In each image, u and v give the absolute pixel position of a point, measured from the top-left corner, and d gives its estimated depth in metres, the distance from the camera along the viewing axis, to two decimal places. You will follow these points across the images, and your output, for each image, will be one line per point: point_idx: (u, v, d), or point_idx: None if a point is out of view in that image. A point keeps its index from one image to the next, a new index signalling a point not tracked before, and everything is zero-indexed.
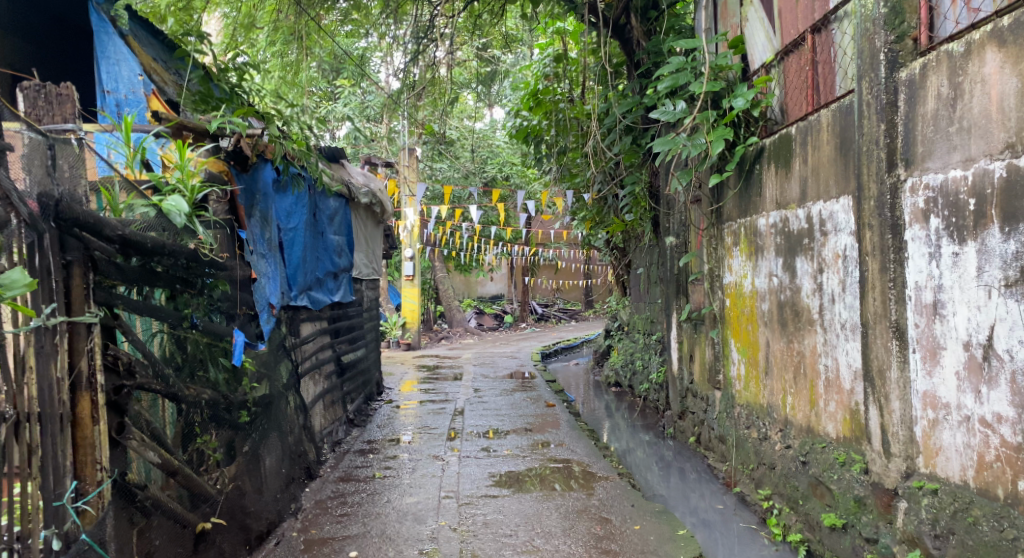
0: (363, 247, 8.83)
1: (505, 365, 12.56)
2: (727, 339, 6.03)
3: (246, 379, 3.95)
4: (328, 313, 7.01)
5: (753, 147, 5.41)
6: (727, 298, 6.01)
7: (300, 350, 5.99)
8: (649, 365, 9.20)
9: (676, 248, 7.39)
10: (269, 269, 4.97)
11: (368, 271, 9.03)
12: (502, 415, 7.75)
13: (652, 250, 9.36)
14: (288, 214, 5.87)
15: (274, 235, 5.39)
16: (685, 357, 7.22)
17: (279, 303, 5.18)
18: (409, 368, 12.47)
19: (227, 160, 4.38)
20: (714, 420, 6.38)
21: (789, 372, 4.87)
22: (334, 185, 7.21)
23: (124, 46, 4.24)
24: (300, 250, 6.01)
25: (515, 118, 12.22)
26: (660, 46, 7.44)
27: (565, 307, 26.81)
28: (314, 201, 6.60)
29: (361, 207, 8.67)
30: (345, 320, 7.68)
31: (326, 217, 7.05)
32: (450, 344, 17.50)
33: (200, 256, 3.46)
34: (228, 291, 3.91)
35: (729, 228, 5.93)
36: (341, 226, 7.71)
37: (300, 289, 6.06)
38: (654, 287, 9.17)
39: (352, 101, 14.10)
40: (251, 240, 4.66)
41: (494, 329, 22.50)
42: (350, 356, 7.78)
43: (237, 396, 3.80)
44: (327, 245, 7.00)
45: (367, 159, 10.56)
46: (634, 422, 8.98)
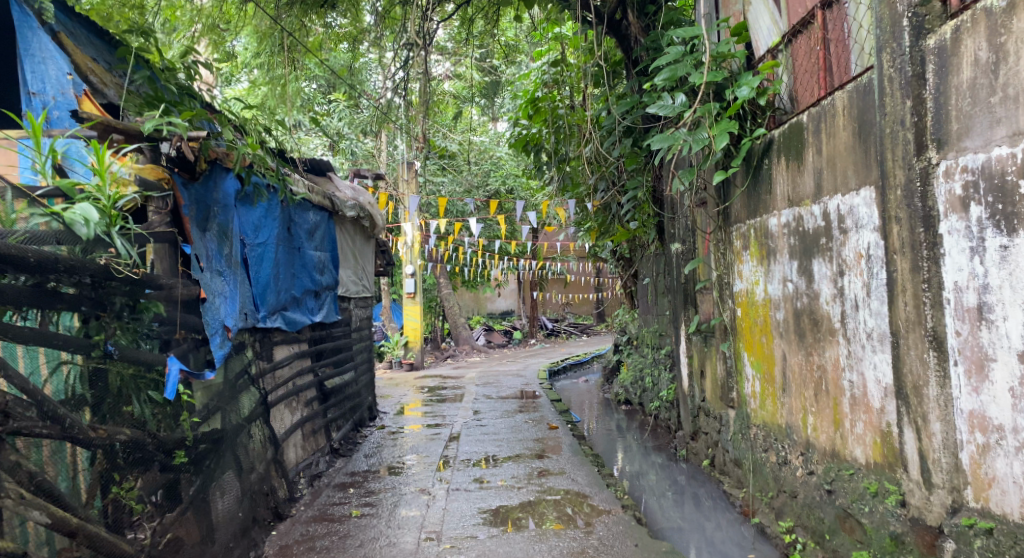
0: (351, 263, 8.41)
1: (510, 384, 12.06)
2: (739, 353, 5.51)
3: (186, 414, 3.47)
4: (307, 334, 6.63)
5: (760, 140, 4.91)
6: (738, 308, 5.50)
7: (269, 377, 5.56)
8: (658, 381, 8.67)
9: (682, 255, 6.91)
10: (225, 288, 4.60)
11: (356, 289, 8.60)
12: (501, 439, 7.24)
13: (658, 259, 8.88)
14: (255, 228, 5.52)
15: (235, 251, 5.03)
16: (696, 372, 6.69)
17: (240, 324, 4.80)
18: (409, 390, 12.00)
19: (168, 166, 4.00)
20: (728, 441, 5.84)
21: (809, 388, 4.34)
22: (312, 198, 6.84)
23: (50, 43, 3.91)
24: (270, 267, 5.66)
25: (514, 127, 11.84)
26: (659, 41, 7.00)
27: (576, 322, 26.37)
28: (287, 215, 6.25)
29: (348, 221, 8.26)
30: (329, 342, 7.27)
31: (303, 231, 6.70)
32: (456, 363, 17.01)
33: (115, 274, 3.05)
34: (161, 314, 3.45)
35: (737, 230, 5.43)
36: (323, 241, 7.34)
37: (270, 309, 5.69)
38: (661, 298, 8.67)
39: (347, 116, 13.77)
40: (202, 257, 4.30)
41: (504, 346, 22.07)
42: (336, 380, 7.36)
43: (171, 435, 3.34)
44: (304, 261, 6.64)
45: (358, 172, 10.18)
46: (645, 442, 8.44)
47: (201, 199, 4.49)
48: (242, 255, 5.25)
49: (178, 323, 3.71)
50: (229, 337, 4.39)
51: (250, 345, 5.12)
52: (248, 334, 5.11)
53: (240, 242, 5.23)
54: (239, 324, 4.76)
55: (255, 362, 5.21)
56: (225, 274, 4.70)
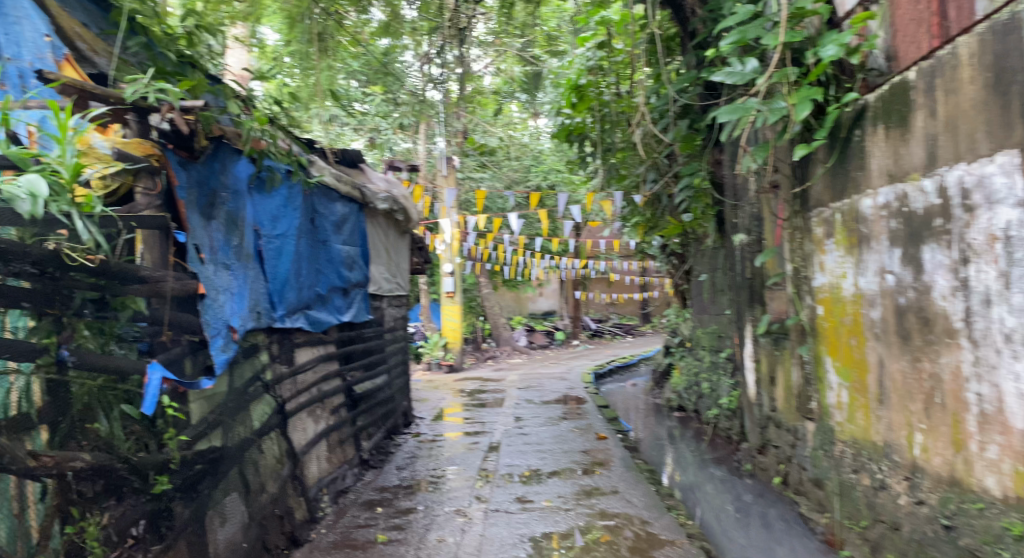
0: (383, 260, 7.87)
1: (553, 388, 11.44)
2: (819, 356, 4.78)
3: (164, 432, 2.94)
4: (335, 336, 6.09)
5: (850, 108, 4.19)
6: (819, 306, 4.77)
7: (288, 383, 5.01)
8: (717, 387, 7.97)
9: (747, 247, 6.22)
10: (232, 284, 4.06)
11: (389, 287, 8.05)
12: (544, 451, 6.61)
13: (716, 253, 8.18)
14: (273, 219, 4.99)
15: (248, 242, 4.49)
16: (765, 379, 5.98)
17: (252, 324, 4.25)
18: (447, 394, 11.44)
19: (161, 142, 3.45)
20: (806, 457, 5.10)
21: (915, 401, 3.60)
22: (340, 188, 6.30)
23: (26, 2, 3.53)
24: (290, 261, 5.12)
25: (557, 116, 11.26)
26: (720, 10, 6.33)
27: (621, 323, 25.67)
28: (311, 205, 5.72)
29: (380, 215, 7.74)
30: (359, 343, 6.71)
31: (330, 224, 6.16)
32: (498, 365, 16.43)
33: (68, 264, 2.54)
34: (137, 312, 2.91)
35: (818, 215, 4.71)
36: (352, 235, 6.80)
37: (291, 308, 5.14)
38: (720, 296, 7.97)
39: (384, 109, 13.34)
40: (203, 247, 3.76)
41: (546, 347, 21.47)
42: (367, 384, 6.80)
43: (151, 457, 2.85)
44: (330, 256, 6.09)
45: (393, 162, 9.67)
46: (703, 453, 7.73)
47: (205, 183, 3.95)
48: (257, 247, 4.71)
49: (164, 321, 3.11)
50: (237, 338, 3.84)
51: (264, 347, 4.57)
52: (262, 335, 4.56)
53: (253, 233, 4.68)
54: (250, 325, 4.21)
55: (271, 367, 4.66)
56: (234, 267, 4.16)
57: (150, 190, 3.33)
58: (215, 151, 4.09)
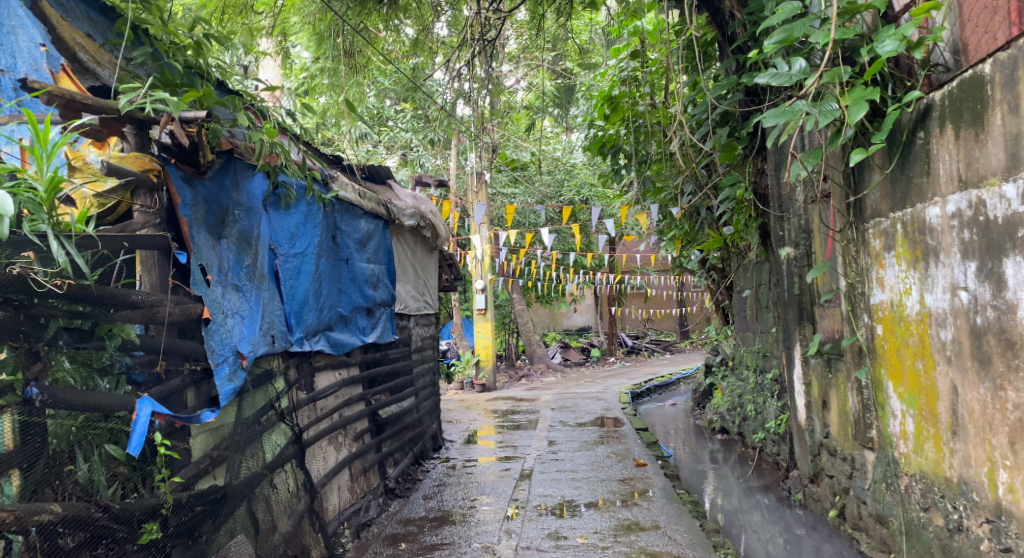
0: (410, 278, 7.62)
1: (589, 408, 11.08)
2: (879, 380, 4.39)
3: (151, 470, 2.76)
4: (358, 358, 5.82)
5: (911, 110, 3.82)
6: (877, 325, 4.37)
7: (307, 410, 4.74)
8: (763, 409, 7.56)
9: (796, 261, 5.84)
10: (242, 308, 3.80)
11: (416, 306, 7.79)
12: (579, 479, 6.26)
13: (760, 268, 7.79)
14: (291, 236, 4.74)
15: (263, 261, 4.23)
16: (817, 403, 5.57)
17: (266, 348, 4.00)
18: (479, 414, 11.15)
19: (162, 156, 3.21)
20: (865, 490, 4.70)
21: (1001, 434, 3.22)
22: (364, 205, 6.05)
23: (21, 8, 3.27)
24: (309, 281, 4.87)
25: (589, 128, 10.99)
26: (761, 12, 6.00)
27: (658, 338, 25.22)
28: (332, 222, 5.47)
29: (407, 231, 7.49)
30: (384, 365, 6.45)
31: (353, 241, 5.91)
32: (532, 384, 16.12)
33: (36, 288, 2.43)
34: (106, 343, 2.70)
35: (875, 226, 4.33)
36: (377, 253, 6.55)
37: (310, 329, 4.88)
38: (765, 313, 7.58)
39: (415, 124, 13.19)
40: (211, 269, 3.51)
41: (581, 364, 21.12)
42: (393, 408, 6.52)
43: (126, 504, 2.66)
44: (353, 275, 5.84)
45: (422, 178, 9.45)
46: (748, 480, 7.32)
47: (214, 200, 3.71)
48: (273, 266, 4.46)
49: (160, 349, 2.95)
50: (247, 365, 3.58)
51: (279, 373, 4.31)
52: (277, 360, 4.29)
53: (268, 252, 4.43)
54: (264, 350, 3.96)
55: (286, 394, 4.40)
56: (246, 288, 3.90)
57: (147, 208, 3.14)
58: (226, 166, 3.85)
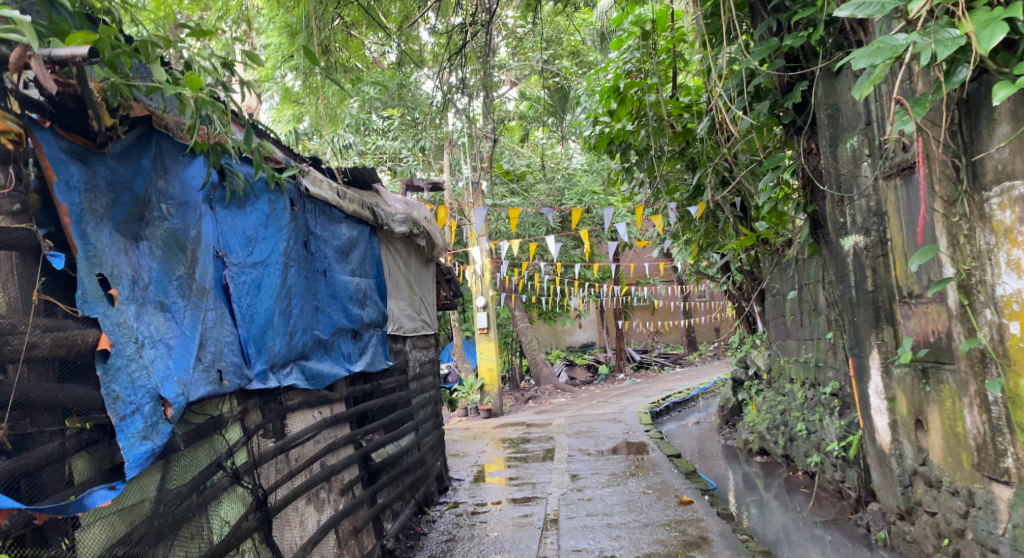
0: (404, 294, 6.63)
1: (608, 432, 10.07)
2: (1017, 395, 3.37)
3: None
4: (343, 392, 4.80)
5: None
6: (1010, 322, 3.36)
7: (272, 465, 3.70)
8: (818, 428, 6.55)
9: (870, 251, 4.85)
10: (169, 333, 2.82)
11: (413, 326, 6.78)
12: (617, 525, 5.23)
13: (806, 266, 6.81)
14: (246, 241, 3.75)
15: (209, 272, 3.24)
16: (907, 422, 4.56)
17: (209, 387, 3.01)
18: (488, 444, 10.11)
19: (28, 115, 2.36)
20: (995, 536, 3.68)
21: None
22: (344, 206, 5.08)
23: None
24: (273, 297, 3.86)
25: (594, 125, 10.08)
26: None
27: (666, 352, 24.30)
28: (304, 224, 4.47)
29: (398, 239, 6.51)
30: (377, 398, 5.45)
31: (332, 249, 4.91)
32: (541, 406, 15.10)
33: None
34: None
35: (1004, 192, 3.32)
36: (364, 264, 5.57)
37: (277, 360, 3.87)
38: (816, 317, 6.60)
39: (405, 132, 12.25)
40: (117, 280, 2.56)
41: (589, 382, 20.14)
42: (389, 449, 5.51)
43: None
44: (333, 290, 4.82)
45: (415, 182, 8.47)
46: (808, 511, 6.29)
47: (126, 187, 2.74)
48: (222, 279, 3.46)
49: (8, 403, 2.15)
50: (174, 415, 2.65)
51: (230, 420, 3.30)
52: (226, 402, 3.24)
53: (216, 261, 3.45)
54: (206, 390, 2.97)
55: (242, 446, 3.39)
56: (179, 308, 2.92)
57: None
58: (143, 142, 2.89)
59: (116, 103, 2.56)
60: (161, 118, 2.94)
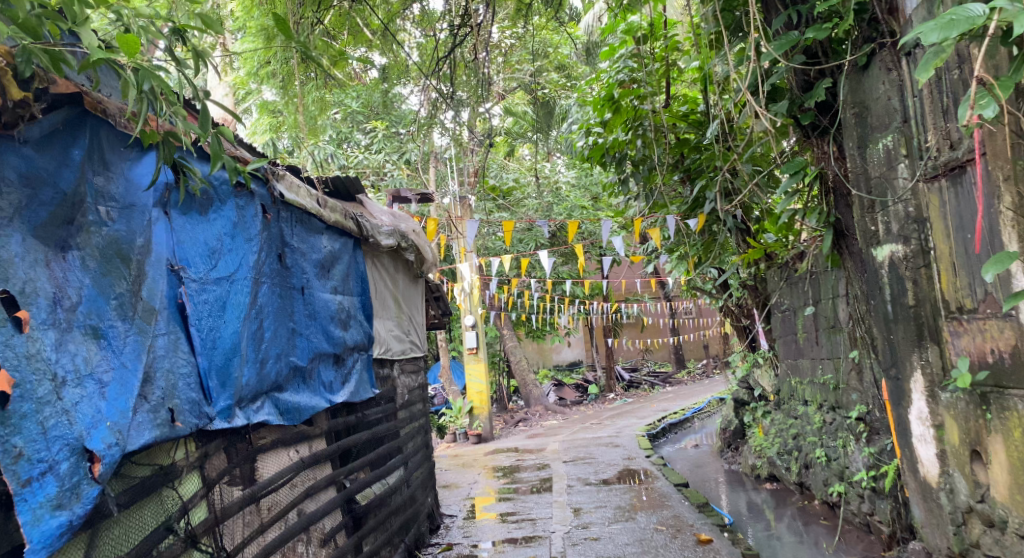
0: (390, 313, 6.09)
1: (607, 458, 9.55)
2: None
3: None
4: (322, 427, 4.23)
5: None
6: None
7: (233, 521, 3.13)
8: (840, 456, 6.06)
9: (910, 260, 4.38)
10: (110, 366, 2.34)
11: (400, 349, 6.23)
12: None
13: (823, 279, 6.35)
14: (209, 254, 3.20)
15: (161, 290, 2.71)
16: (959, 454, 4.06)
17: (157, 431, 2.52)
18: (479, 473, 9.55)
19: None
20: None
21: None
22: (324, 216, 4.54)
23: None
24: (241, 319, 3.30)
25: (587, 135, 9.64)
26: None
27: (655, 370, 23.84)
28: (278, 235, 3.92)
29: (384, 254, 5.98)
30: (362, 431, 4.89)
31: (311, 263, 4.36)
32: (531, 430, 14.54)
33: None
34: None
35: None
36: (347, 281, 5.02)
37: (245, 395, 3.30)
38: (836, 335, 6.12)
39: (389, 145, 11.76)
40: (33, 301, 2.12)
41: (578, 403, 19.62)
42: (375, 488, 4.96)
43: None
44: (313, 309, 4.27)
45: (401, 194, 7.93)
46: (834, 547, 5.77)
47: (48, 183, 2.25)
48: (177, 297, 2.90)
49: None
50: (102, 473, 2.19)
51: (185, 470, 2.78)
52: (170, 448, 2.66)
53: (171, 277, 2.90)
54: (153, 435, 2.48)
55: (202, 500, 2.86)
56: (121, 333, 2.43)
57: None
58: (79, 130, 2.41)
59: (29, 72, 2.14)
60: (91, 96, 2.45)
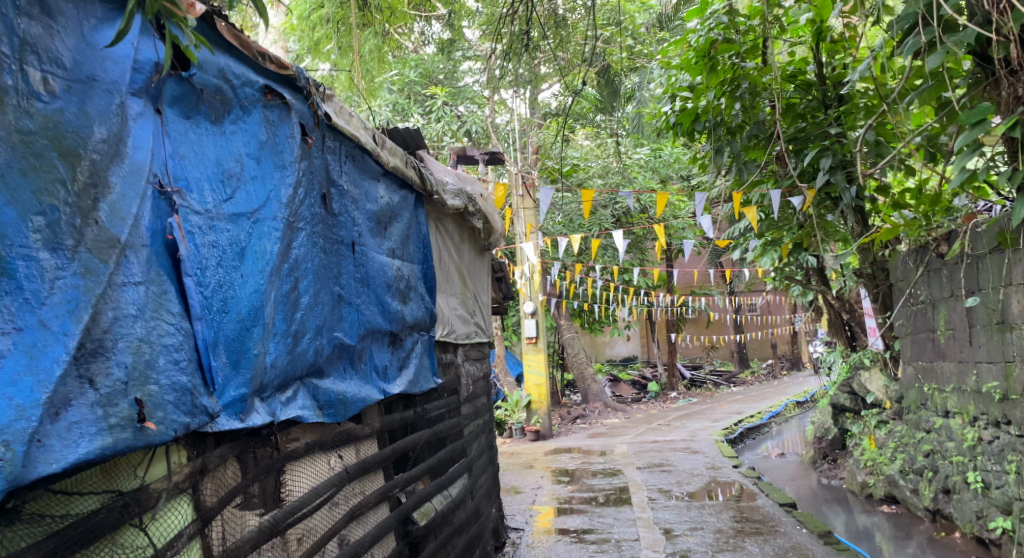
0: (455, 288, 5.09)
1: (686, 467, 8.45)
2: None
3: None
4: (375, 425, 3.26)
5: None
6: None
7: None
8: (1008, 483, 4.90)
9: None
10: (22, 332, 1.49)
11: (465, 331, 5.23)
12: None
13: (986, 264, 5.16)
14: (222, 178, 2.22)
15: (136, 215, 1.79)
16: None
17: (109, 440, 1.63)
18: (542, 477, 8.55)
19: None
20: None
21: None
22: (382, 157, 3.54)
23: None
24: (263, 276, 2.31)
25: (673, 101, 8.36)
26: None
27: (717, 368, 22.52)
28: (324, 168, 2.91)
29: (448, 216, 4.97)
30: (422, 431, 3.90)
31: (365, 214, 3.37)
32: (592, 427, 13.50)
33: None
34: None
35: None
36: (407, 244, 4.03)
37: (268, 382, 2.32)
38: (1007, 333, 4.94)
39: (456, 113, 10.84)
40: None
41: (637, 401, 18.48)
42: (436, 502, 3.99)
43: None
44: (365, 273, 3.27)
45: (467, 152, 6.85)
46: None
47: None
48: (166, 232, 1.90)
49: None
50: None
51: (166, 498, 1.86)
52: (139, 456, 1.80)
53: (157, 201, 1.90)
54: (95, 447, 1.59)
55: (197, 537, 1.95)
56: (46, 270, 1.55)
57: None
58: None
59: None
60: None
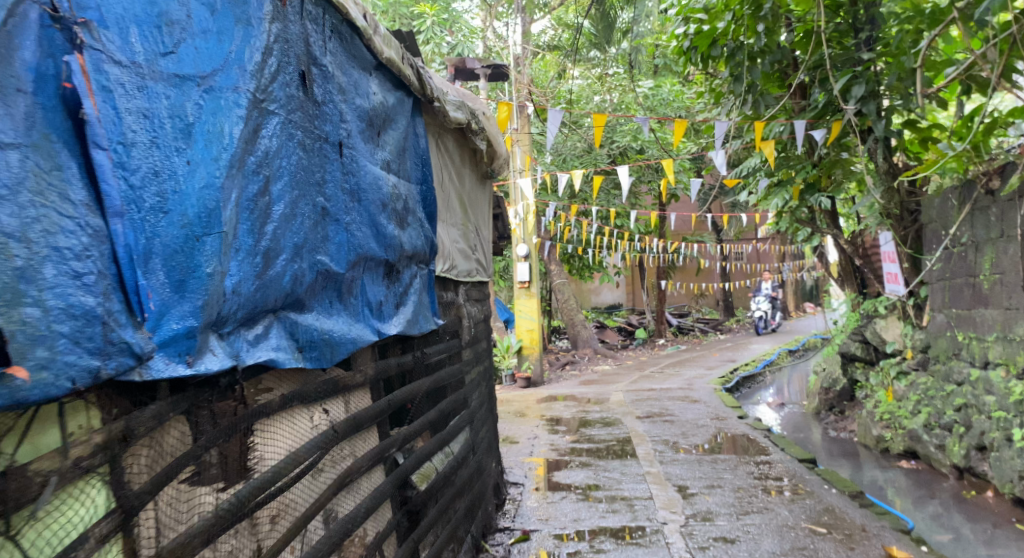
0: (455, 218, 4.45)
1: (690, 417, 8.00)
2: None
3: None
4: (370, 373, 2.65)
5: None
6: None
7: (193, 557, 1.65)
8: None
9: None
10: None
11: (466, 267, 4.60)
12: None
13: None
14: (160, 23, 1.56)
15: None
16: None
17: None
18: (537, 426, 8.05)
19: None
20: None
21: None
22: (375, 42, 2.86)
23: None
24: (223, 167, 1.66)
25: (684, 22, 7.42)
26: None
27: (705, 316, 22.15)
28: (303, 40, 2.23)
29: (448, 133, 4.29)
30: (422, 379, 3.31)
31: (355, 111, 2.70)
32: (583, 375, 13.05)
33: None
34: None
35: None
36: (404, 158, 3.37)
37: (229, 313, 1.70)
38: None
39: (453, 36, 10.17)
40: None
41: (624, 347, 18.08)
42: (436, 462, 3.43)
43: None
44: (356, 184, 2.62)
45: (468, 64, 6.49)
46: None
47: None
48: (61, 80, 1.31)
49: None
50: None
51: (58, 479, 1.31)
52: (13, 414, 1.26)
53: (46, 33, 1.30)
54: None
55: (116, 535, 1.42)
56: None
57: None
58: None
59: None
60: None
